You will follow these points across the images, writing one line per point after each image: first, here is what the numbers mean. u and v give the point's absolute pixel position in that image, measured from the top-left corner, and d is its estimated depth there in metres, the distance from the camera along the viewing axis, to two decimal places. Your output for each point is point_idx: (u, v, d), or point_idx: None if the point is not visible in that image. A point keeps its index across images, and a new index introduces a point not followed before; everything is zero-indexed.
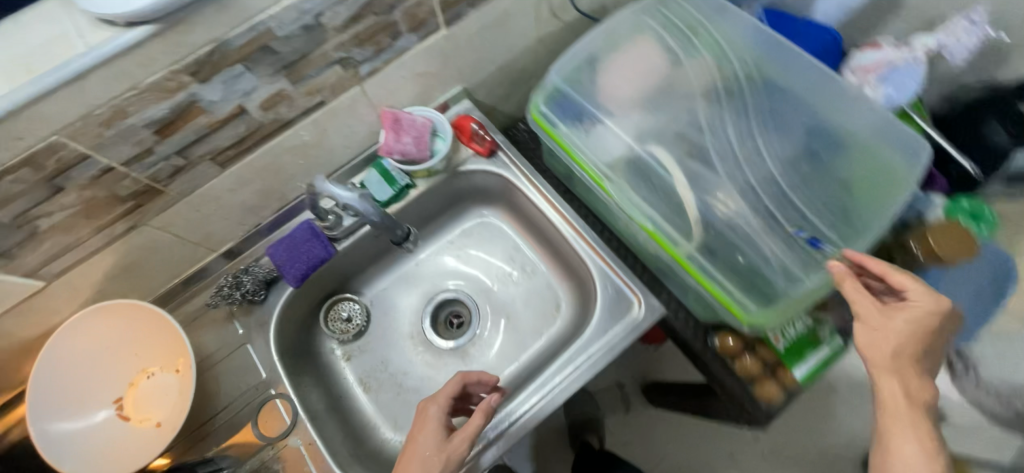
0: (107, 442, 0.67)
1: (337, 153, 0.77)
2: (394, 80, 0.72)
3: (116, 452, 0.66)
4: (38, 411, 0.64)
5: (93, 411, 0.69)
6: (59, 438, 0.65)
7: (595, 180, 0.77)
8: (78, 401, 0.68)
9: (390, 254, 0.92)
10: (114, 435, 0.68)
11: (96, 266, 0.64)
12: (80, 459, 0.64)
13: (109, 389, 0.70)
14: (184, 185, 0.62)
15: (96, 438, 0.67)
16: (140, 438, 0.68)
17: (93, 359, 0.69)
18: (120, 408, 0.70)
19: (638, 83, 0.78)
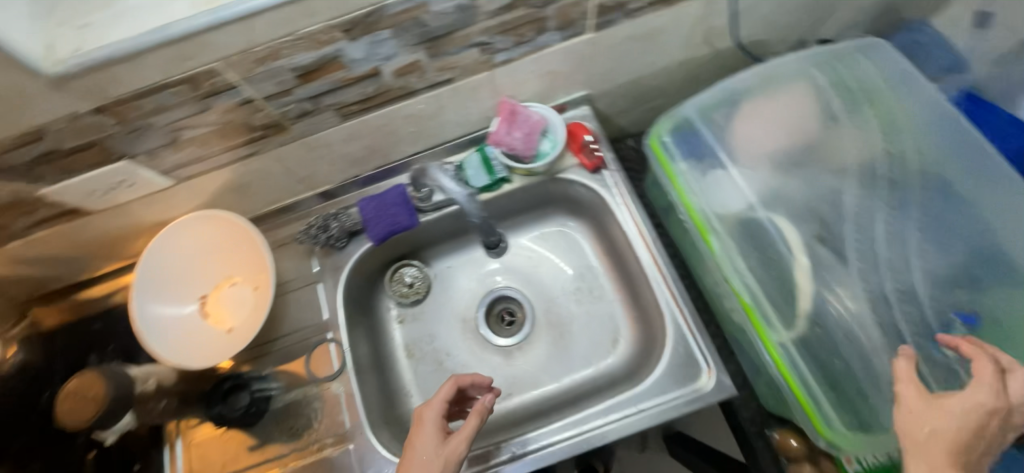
0: (187, 333, 0.74)
1: (447, 129, 0.77)
2: (523, 72, 0.70)
3: (195, 344, 0.73)
4: (140, 291, 0.71)
5: (180, 302, 0.76)
6: (152, 319, 0.71)
7: (700, 230, 0.71)
8: (170, 291, 0.74)
9: (465, 236, 0.92)
10: (194, 329, 0.75)
11: (215, 179, 0.69)
12: (166, 342, 0.71)
13: (199, 285, 0.77)
14: (306, 127, 0.64)
15: (180, 328, 0.73)
16: (214, 337, 0.75)
17: (193, 256, 0.76)
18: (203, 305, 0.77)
19: (783, 139, 0.70)
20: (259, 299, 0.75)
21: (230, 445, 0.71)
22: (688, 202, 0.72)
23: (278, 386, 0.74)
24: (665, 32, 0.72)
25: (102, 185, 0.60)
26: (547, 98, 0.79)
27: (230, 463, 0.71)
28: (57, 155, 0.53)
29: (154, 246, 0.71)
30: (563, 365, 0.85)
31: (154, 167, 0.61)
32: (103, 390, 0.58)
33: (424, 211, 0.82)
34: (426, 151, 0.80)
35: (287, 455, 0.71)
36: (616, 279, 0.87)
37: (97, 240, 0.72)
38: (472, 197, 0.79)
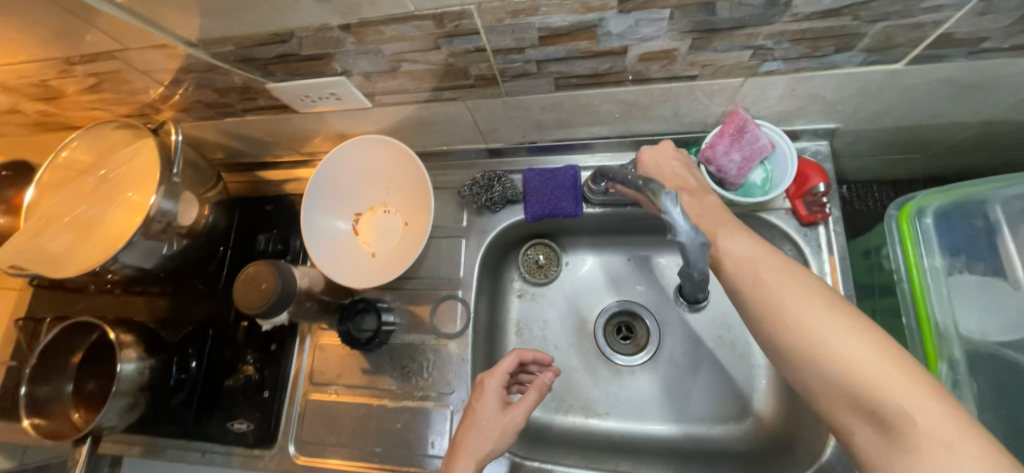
0: (337, 245, 0.76)
1: (651, 122, 0.67)
2: (781, 88, 0.56)
3: (343, 258, 0.75)
4: (310, 193, 0.73)
5: (338, 214, 0.77)
6: (314, 224, 0.73)
7: (929, 347, 0.57)
8: (333, 201, 0.76)
9: (615, 235, 0.85)
10: (343, 243, 0.76)
11: (407, 112, 0.67)
12: (322, 249, 0.73)
13: (357, 202, 0.78)
14: (516, 87, 0.58)
15: (333, 239, 0.75)
16: (359, 256, 0.76)
17: (360, 174, 0.76)
18: (355, 223, 0.78)
19: None
20: (409, 236, 0.75)
21: (349, 358, 0.77)
22: (923, 310, 0.58)
23: (400, 322, 0.76)
24: (998, 82, 0.53)
25: (315, 92, 0.60)
26: (783, 121, 0.65)
27: (345, 375, 0.76)
28: (292, 58, 0.53)
29: (332, 155, 0.72)
30: (674, 409, 0.77)
31: (364, 88, 0.60)
32: (273, 284, 0.62)
33: (590, 202, 0.74)
34: (615, 139, 0.72)
35: (394, 391, 0.74)
36: None
37: (288, 134, 0.76)
38: (704, 247, 0.49)
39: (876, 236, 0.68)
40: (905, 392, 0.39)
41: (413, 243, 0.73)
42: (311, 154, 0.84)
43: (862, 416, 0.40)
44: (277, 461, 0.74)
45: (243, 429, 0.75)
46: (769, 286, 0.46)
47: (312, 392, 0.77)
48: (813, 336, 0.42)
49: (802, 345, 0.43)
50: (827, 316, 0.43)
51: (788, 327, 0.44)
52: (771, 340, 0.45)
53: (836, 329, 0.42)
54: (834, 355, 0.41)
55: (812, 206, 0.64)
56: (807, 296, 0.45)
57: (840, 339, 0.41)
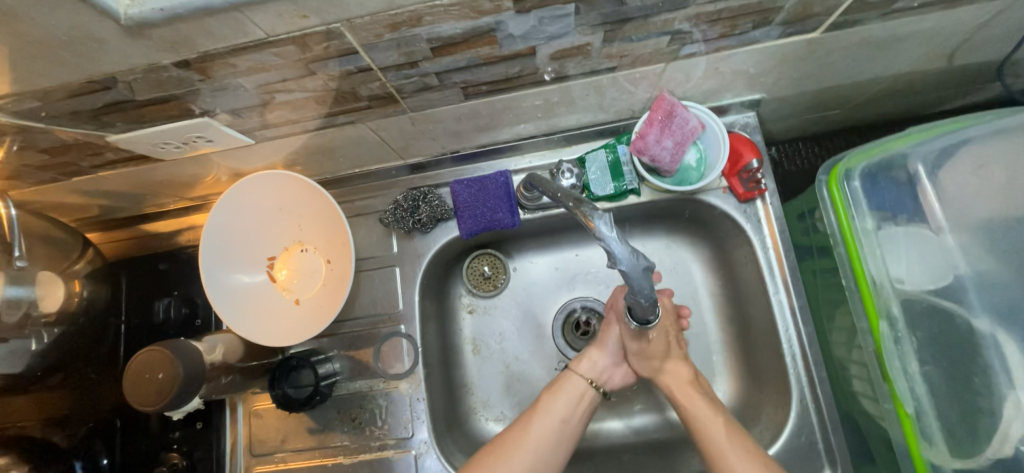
0: (251, 299, 0.66)
1: (577, 116, 0.62)
2: (702, 69, 0.53)
3: (261, 313, 0.65)
4: (206, 247, 0.62)
5: (246, 263, 0.67)
6: (217, 281, 0.63)
7: (869, 307, 0.57)
8: (237, 250, 0.65)
9: (560, 234, 0.81)
10: (259, 295, 0.67)
11: (301, 142, 0.57)
12: (233, 308, 0.63)
13: (268, 245, 0.68)
14: (420, 102, 0.51)
15: (245, 292, 0.65)
16: (281, 307, 0.67)
17: (262, 212, 0.66)
18: (270, 269, 0.69)
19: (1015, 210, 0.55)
20: (333, 276, 0.66)
21: (291, 421, 0.69)
22: (859, 270, 0.58)
23: (342, 369, 0.69)
24: (906, 39, 0.53)
25: (175, 138, 0.50)
26: (709, 98, 0.62)
27: (290, 439, 0.68)
28: (128, 105, 0.43)
29: (222, 201, 0.61)
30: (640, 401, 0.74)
31: (236, 125, 0.50)
32: (172, 370, 0.52)
33: (527, 208, 0.69)
34: (542, 137, 0.67)
35: (349, 446, 0.67)
36: (725, 319, 0.71)
37: (164, 182, 0.64)
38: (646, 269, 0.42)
39: (809, 198, 0.68)
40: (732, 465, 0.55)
41: (338, 287, 0.64)
42: (202, 197, 0.72)
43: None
44: None
45: None
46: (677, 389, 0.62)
47: (256, 465, 0.68)
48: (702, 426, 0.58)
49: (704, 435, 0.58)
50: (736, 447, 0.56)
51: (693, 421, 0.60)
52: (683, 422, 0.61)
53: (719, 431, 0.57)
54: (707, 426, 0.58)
55: (747, 183, 0.63)
56: (708, 416, 0.59)
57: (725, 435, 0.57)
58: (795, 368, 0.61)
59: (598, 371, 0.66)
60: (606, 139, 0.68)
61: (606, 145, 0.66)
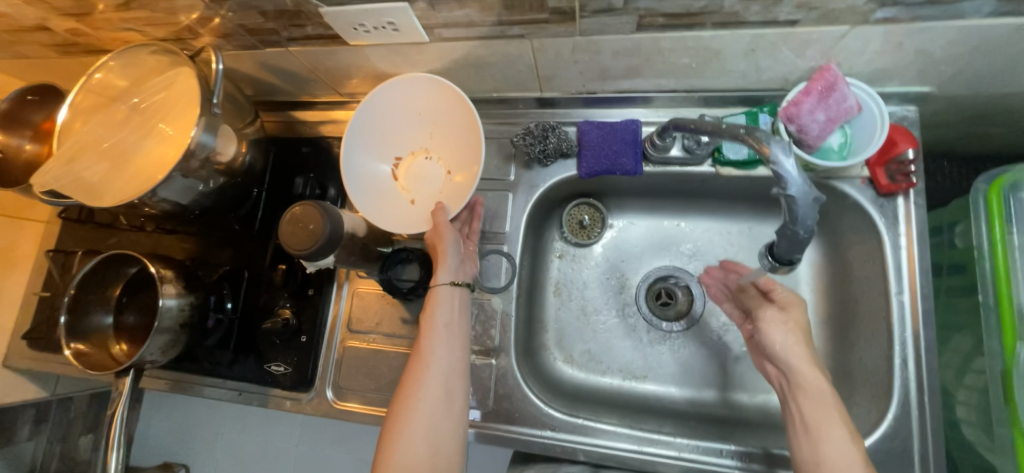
0: (375, 188, 0.71)
1: (727, 77, 0.63)
2: (883, 42, 0.52)
3: (382, 201, 0.70)
4: (351, 130, 0.69)
5: (378, 157, 0.73)
6: (354, 163, 0.69)
7: (1005, 331, 0.54)
8: (374, 141, 0.72)
9: (666, 200, 0.81)
10: (382, 187, 0.72)
11: (466, 51, 0.62)
12: (361, 189, 0.69)
13: (399, 145, 0.74)
14: (593, 25, 0.54)
15: (372, 181, 0.71)
16: (395, 203, 0.72)
17: (403, 112, 0.72)
18: (394, 168, 0.74)
19: None
20: (452, 185, 0.70)
21: (388, 309, 0.76)
22: (1004, 287, 0.55)
23: None
24: None
25: (372, 20, 0.56)
26: (872, 81, 0.60)
27: (384, 325, 0.75)
28: None
29: (375, 91, 0.67)
30: (708, 377, 0.76)
31: (425, 18, 0.55)
32: (319, 226, 0.59)
33: (650, 160, 0.70)
34: (681, 94, 0.68)
35: None
36: (823, 317, 0.70)
37: (331, 70, 0.72)
38: (817, 200, 0.43)
39: (953, 211, 0.65)
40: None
41: (455, 193, 0.68)
42: (351, 95, 0.80)
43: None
44: (314, 406, 0.74)
45: (282, 371, 0.75)
46: (820, 423, 0.51)
47: (349, 340, 0.76)
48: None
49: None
50: (844, 450, 0.50)
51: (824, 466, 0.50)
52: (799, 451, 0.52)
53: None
54: (818, 435, 0.51)
55: (893, 175, 0.61)
56: (827, 427, 0.51)
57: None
58: (903, 373, 0.58)
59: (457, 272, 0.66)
60: (746, 108, 0.67)
61: (746, 112, 0.66)
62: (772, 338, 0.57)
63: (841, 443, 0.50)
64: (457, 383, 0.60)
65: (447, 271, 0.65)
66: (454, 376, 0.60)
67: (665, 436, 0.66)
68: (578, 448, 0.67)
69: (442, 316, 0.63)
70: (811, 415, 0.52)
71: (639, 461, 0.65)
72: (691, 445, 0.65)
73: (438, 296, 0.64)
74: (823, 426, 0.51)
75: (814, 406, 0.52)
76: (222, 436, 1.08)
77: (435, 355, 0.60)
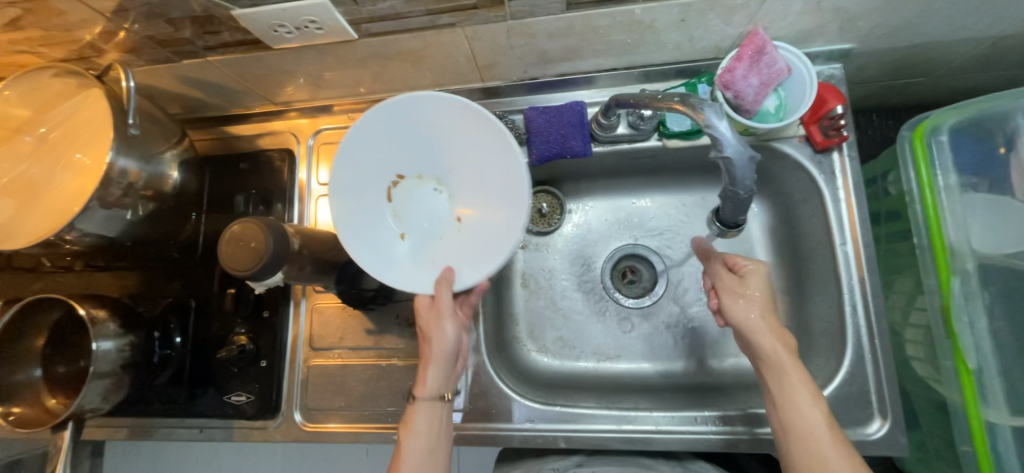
0: (362, 202, 0.56)
1: (663, 51, 0.63)
2: (802, 3, 0.53)
3: (364, 222, 0.56)
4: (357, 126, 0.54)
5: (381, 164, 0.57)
6: (346, 165, 0.55)
7: (939, 268, 0.57)
8: (381, 144, 0.56)
9: (621, 179, 0.81)
10: (369, 202, 0.57)
11: (398, 45, 0.60)
12: (345, 201, 0.55)
13: (410, 160, 0.57)
14: (523, 7, 0.53)
15: (360, 193, 0.56)
16: (376, 233, 0.56)
17: (421, 127, 0.56)
18: (393, 184, 0.58)
19: None
20: (461, 244, 0.56)
21: (350, 321, 0.72)
22: (935, 227, 0.58)
23: None
24: None
25: (292, 20, 0.53)
26: (799, 43, 0.62)
27: (348, 338, 0.72)
28: None
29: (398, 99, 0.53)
30: (679, 348, 0.77)
31: (350, 14, 0.53)
32: (263, 242, 0.55)
33: (598, 141, 0.70)
34: (621, 71, 0.68)
35: (402, 349, 0.71)
36: (779, 277, 0.71)
37: (260, 79, 0.68)
38: (751, 161, 0.44)
39: (885, 161, 0.68)
40: (813, 446, 0.50)
41: (465, 271, 0.55)
42: (286, 103, 0.76)
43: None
44: (284, 431, 0.71)
45: (243, 401, 0.71)
46: (790, 393, 0.52)
47: (313, 358, 0.72)
48: (806, 438, 0.50)
49: (807, 456, 0.50)
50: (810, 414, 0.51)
51: (796, 433, 0.51)
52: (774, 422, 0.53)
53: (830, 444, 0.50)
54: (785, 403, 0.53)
55: (827, 131, 0.63)
56: (795, 394, 0.52)
57: (835, 460, 0.49)
58: (854, 318, 0.61)
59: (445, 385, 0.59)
60: (685, 79, 0.68)
61: (685, 83, 0.67)
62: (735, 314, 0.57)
63: (808, 408, 0.51)
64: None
65: (436, 381, 0.58)
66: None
67: (641, 412, 0.67)
68: (558, 435, 0.67)
69: (416, 443, 0.55)
70: (777, 384, 0.53)
71: (619, 439, 0.66)
72: (667, 416, 0.66)
73: (415, 419, 0.56)
74: (791, 394, 0.52)
75: (778, 374, 0.53)
76: None
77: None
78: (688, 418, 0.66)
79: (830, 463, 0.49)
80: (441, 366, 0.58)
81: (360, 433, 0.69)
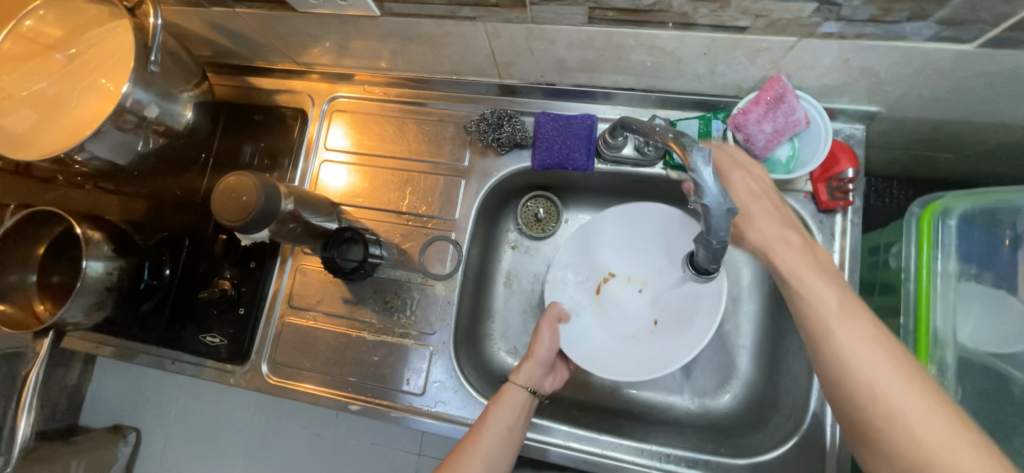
0: (600, 247, 0.75)
1: (682, 80, 0.62)
2: (832, 57, 0.52)
3: (602, 255, 0.75)
4: (635, 211, 0.73)
5: (630, 253, 0.75)
6: (601, 223, 0.74)
7: (918, 354, 0.56)
8: (635, 242, 0.75)
9: (622, 199, 0.80)
10: (605, 254, 0.75)
11: (419, 28, 0.60)
12: (596, 242, 0.75)
13: (628, 263, 0.75)
14: (544, 13, 0.52)
15: (607, 238, 0.75)
16: (575, 257, 0.75)
17: (653, 250, 0.74)
18: (609, 275, 0.75)
19: None
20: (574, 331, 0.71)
21: (331, 287, 0.74)
22: (923, 309, 0.57)
23: (388, 256, 0.74)
24: None
25: None
26: (824, 96, 0.60)
27: (325, 303, 0.74)
28: None
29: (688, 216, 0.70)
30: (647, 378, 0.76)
31: None
32: (254, 198, 0.56)
33: (603, 158, 0.70)
34: (639, 92, 0.67)
35: (374, 325, 0.72)
36: (762, 329, 0.74)
37: (284, 37, 0.69)
38: (731, 211, 0.43)
39: (891, 233, 0.65)
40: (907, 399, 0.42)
41: (565, 340, 0.69)
42: (309, 64, 0.78)
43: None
44: (248, 379, 0.73)
45: (215, 342, 0.73)
46: (838, 340, 0.47)
47: (289, 316, 0.74)
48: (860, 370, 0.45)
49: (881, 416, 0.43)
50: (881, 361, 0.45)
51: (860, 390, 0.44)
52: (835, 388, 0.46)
53: (886, 367, 0.44)
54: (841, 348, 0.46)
55: (834, 192, 0.61)
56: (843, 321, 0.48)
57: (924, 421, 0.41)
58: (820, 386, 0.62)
59: (535, 380, 0.66)
60: (702, 112, 0.67)
61: (700, 117, 0.66)
62: (779, 267, 0.54)
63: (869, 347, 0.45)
64: (502, 464, 0.58)
65: (528, 374, 0.65)
66: (499, 460, 0.58)
67: (591, 433, 0.66)
68: None
69: (494, 436, 0.59)
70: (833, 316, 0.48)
71: (561, 453, 0.65)
72: (616, 443, 0.65)
73: (506, 394, 0.63)
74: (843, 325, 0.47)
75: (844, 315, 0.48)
76: (173, 402, 1.06)
77: (488, 445, 0.58)
78: (637, 451, 0.64)
79: (910, 421, 0.42)
80: (534, 366, 0.66)
81: (320, 397, 0.71)
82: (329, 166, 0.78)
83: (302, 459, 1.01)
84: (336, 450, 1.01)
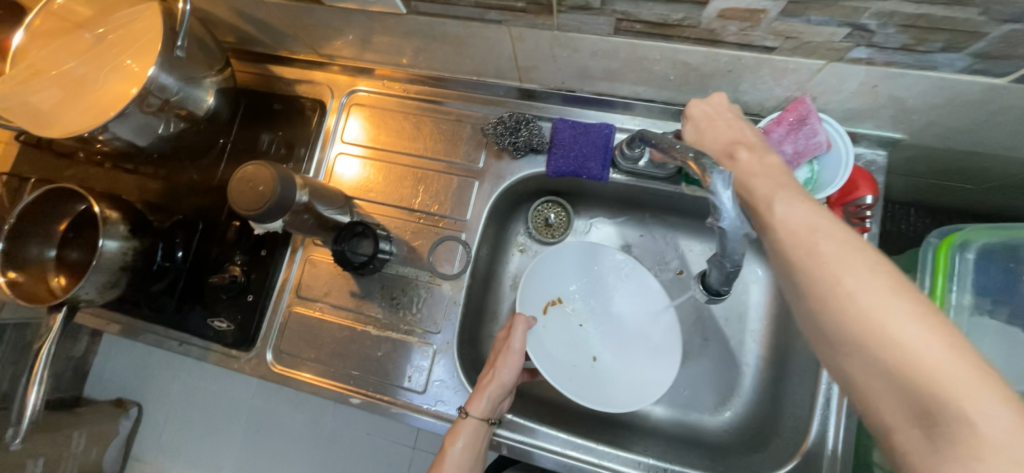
0: (549, 270, 0.74)
1: (704, 95, 0.61)
2: (859, 83, 0.51)
3: (548, 277, 0.74)
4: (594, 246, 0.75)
5: (572, 285, 0.76)
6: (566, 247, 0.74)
7: None
8: (583, 276, 0.76)
9: (634, 209, 0.80)
10: (551, 278, 0.75)
11: (442, 28, 0.60)
12: (549, 263, 0.73)
13: (570, 295, 0.76)
14: (570, 21, 0.52)
15: (558, 264, 0.75)
16: (543, 279, 0.74)
17: (599, 288, 0.76)
18: (553, 301, 0.75)
19: None
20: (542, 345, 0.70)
21: (339, 279, 0.75)
22: None
23: (398, 253, 0.74)
24: None
25: None
26: (847, 120, 0.59)
27: (332, 295, 0.74)
28: None
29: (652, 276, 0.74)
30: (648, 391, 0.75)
31: None
32: (271, 188, 0.57)
33: (618, 168, 0.70)
34: (659, 104, 0.66)
35: (380, 320, 0.73)
36: (767, 349, 0.74)
37: (308, 28, 0.70)
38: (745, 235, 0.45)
39: (906, 262, 0.64)
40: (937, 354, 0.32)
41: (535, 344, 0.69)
42: (330, 56, 0.78)
43: (908, 410, 0.33)
44: (252, 365, 0.74)
45: (223, 327, 0.74)
46: (846, 287, 0.36)
47: (296, 305, 0.75)
48: (870, 320, 0.34)
49: (864, 337, 0.34)
50: (896, 308, 0.34)
51: (839, 305, 0.36)
52: (820, 312, 0.37)
53: (905, 311, 0.34)
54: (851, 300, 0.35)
55: (851, 218, 0.61)
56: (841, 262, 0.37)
57: (918, 338, 0.33)
58: (824, 412, 0.61)
59: (491, 410, 0.62)
60: None
61: None
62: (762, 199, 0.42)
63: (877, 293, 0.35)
64: None
65: (483, 402, 0.62)
66: None
67: (588, 443, 0.66)
68: (502, 441, 0.66)
69: None
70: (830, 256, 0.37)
71: (558, 461, 0.65)
72: (613, 454, 0.65)
73: (461, 430, 0.61)
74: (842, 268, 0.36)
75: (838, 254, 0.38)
76: (177, 379, 1.08)
77: None
78: (634, 464, 0.64)
79: (944, 373, 0.32)
80: (492, 391, 0.62)
81: (321, 387, 0.71)
82: (343, 158, 0.78)
83: (299, 446, 1.02)
84: (333, 438, 1.01)
